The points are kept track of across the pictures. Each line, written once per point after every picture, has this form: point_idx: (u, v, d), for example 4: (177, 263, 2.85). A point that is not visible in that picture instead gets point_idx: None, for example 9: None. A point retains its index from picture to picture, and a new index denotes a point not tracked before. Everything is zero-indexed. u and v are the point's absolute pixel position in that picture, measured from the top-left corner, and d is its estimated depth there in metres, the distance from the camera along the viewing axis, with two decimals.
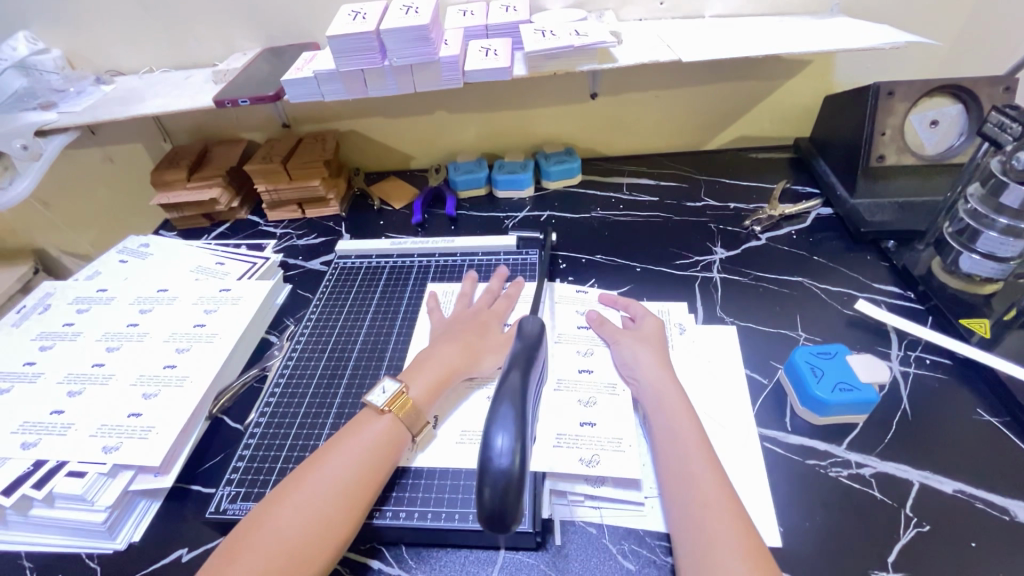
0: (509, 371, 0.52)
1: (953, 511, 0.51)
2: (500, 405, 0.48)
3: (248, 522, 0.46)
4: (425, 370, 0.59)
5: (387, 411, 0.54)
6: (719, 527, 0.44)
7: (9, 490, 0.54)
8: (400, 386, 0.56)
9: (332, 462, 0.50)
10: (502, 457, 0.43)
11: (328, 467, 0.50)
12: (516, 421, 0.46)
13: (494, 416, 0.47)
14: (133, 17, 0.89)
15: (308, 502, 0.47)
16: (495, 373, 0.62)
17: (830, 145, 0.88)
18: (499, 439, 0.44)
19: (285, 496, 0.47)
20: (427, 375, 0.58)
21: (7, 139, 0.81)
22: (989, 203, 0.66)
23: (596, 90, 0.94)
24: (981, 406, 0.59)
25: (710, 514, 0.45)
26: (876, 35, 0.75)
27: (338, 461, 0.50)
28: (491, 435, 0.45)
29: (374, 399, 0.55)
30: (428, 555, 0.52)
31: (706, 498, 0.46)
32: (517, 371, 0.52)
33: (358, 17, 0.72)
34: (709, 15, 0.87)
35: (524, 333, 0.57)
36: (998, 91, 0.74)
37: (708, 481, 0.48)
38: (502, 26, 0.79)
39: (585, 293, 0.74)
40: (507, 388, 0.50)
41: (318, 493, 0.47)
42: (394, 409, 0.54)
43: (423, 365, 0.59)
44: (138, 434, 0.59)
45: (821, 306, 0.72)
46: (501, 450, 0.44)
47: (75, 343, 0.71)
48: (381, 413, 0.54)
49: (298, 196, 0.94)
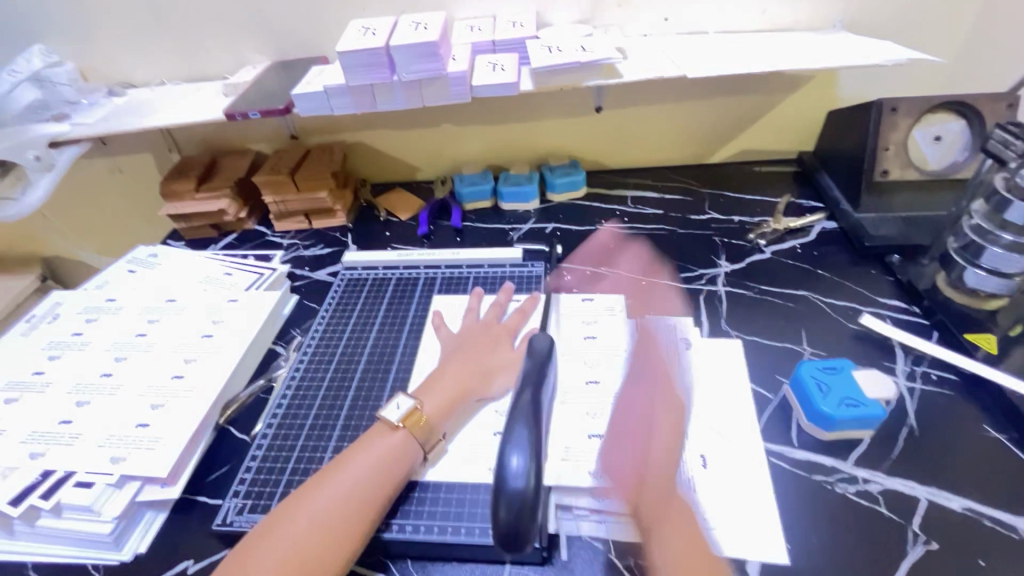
0: (521, 391, 0.52)
1: (959, 528, 0.51)
2: (515, 424, 0.47)
3: (263, 529, 0.47)
4: (440, 385, 0.59)
5: (402, 427, 0.54)
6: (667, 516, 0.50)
7: (17, 499, 0.54)
8: (414, 402, 0.56)
9: (347, 472, 0.50)
10: (518, 478, 0.43)
11: (343, 478, 0.50)
12: (530, 440, 0.46)
13: (510, 435, 0.46)
14: (146, 30, 0.90)
15: (323, 511, 0.47)
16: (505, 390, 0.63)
17: (835, 159, 0.88)
18: (514, 459, 0.44)
19: (302, 504, 0.48)
20: (441, 391, 0.58)
21: (21, 150, 0.83)
22: (993, 220, 0.67)
23: (601, 104, 0.96)
24: (987, 422, 0.59)
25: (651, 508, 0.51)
26: (879, 52, 0.76)
27: (353, 472, 0.50)
28: (507, 455, 0.45)
29: (389, 414, 0.55)
30: (434, 569, 0.51)
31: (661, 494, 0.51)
32: (528, 389, 0.51)
33: (368, 33, 0.74)
34: (713, 31, 0.88)
35: (532, 351, 0.57)
36: (1000, 108, 0.74)
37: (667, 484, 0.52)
38: (509, 41, 0.80)
39: (591, 301, 0.75)
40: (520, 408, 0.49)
41: (333, 503, 0.48)
42: (408, 425, 0.54)
43: (437, 381, 0.59)
44: (145, 444, 0.59)
45: (827, 320, 0.72)
46: (517, 469, 0.44)
47: (83, 353, 0.71)
48: (395, 428, 0.54)
49: (305, 207, 0.95)
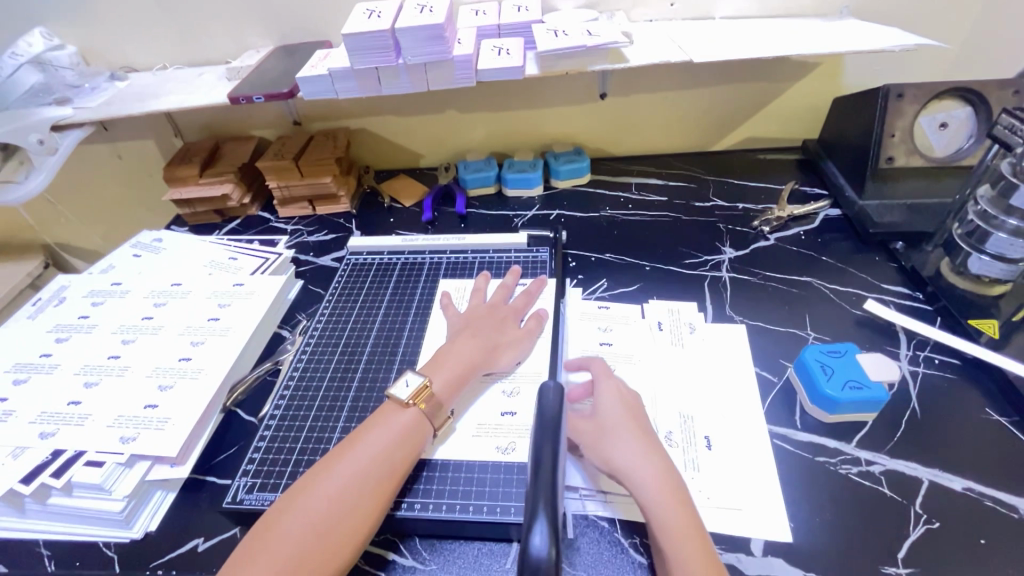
0: (540, 442, 0.39)
1: (961, 509, 0.51)
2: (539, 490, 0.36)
3: (281, 504, 0.48)
4: (447, 364, 0.59)
5: (412, 405, 0.54)
6: (603, 440, 0.52)
7: (28, 478, 0.55)
8: (422, 380, 0.56)
9: (361, 450, 0.51)
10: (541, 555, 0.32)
11: (357, 453, 0.51)
12: (539, 506, 0.34)
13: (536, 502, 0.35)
14: (148, 13, 0.90)
15: (339, 486, 0.48)
16: (512, 368, 0.64)
17: (839, 146, 0.88)
18: (537, 533, 0.32)
19: (319, 478, 0.49)
20: (449, 369, 0.59)
21: (23, 134, 0.82)
22: (998, 205, 0.67)
23: (606, 91, 0.95)
24: (989, 406, 0.60)
25: (630, 452, 0.50)
26: (887, 37, 0.75)
27: (366, 449, 0.51)
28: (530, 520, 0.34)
29: (398, 392, 0.55)
30: (441, 547, 0.52)
31: (627, 473, 0.49)
32: (548, 444, 0.39)
33: (373, 15, 0.74)
34: (719, 16, 0.88)
35: (540, 412, 0.42)
36: (1006, 95, 0.75)
37: (673, 516, 0.46)
38: (515, 25, 0.79)
39: (606, 309, 0.73)
40: (542, 486, 0.36)
41: (350, 477, 0.49)
42: (418, 402, 0.55)
43: (445, 358, 0.60)
44: (154, 425, 0.59)
45: (830, 306, 0.72)
46: (539, 551, 0.32)
47: (90, 335, 0.72)
48: (405, 406, 0.54)
49: (309, 193, 0.95)
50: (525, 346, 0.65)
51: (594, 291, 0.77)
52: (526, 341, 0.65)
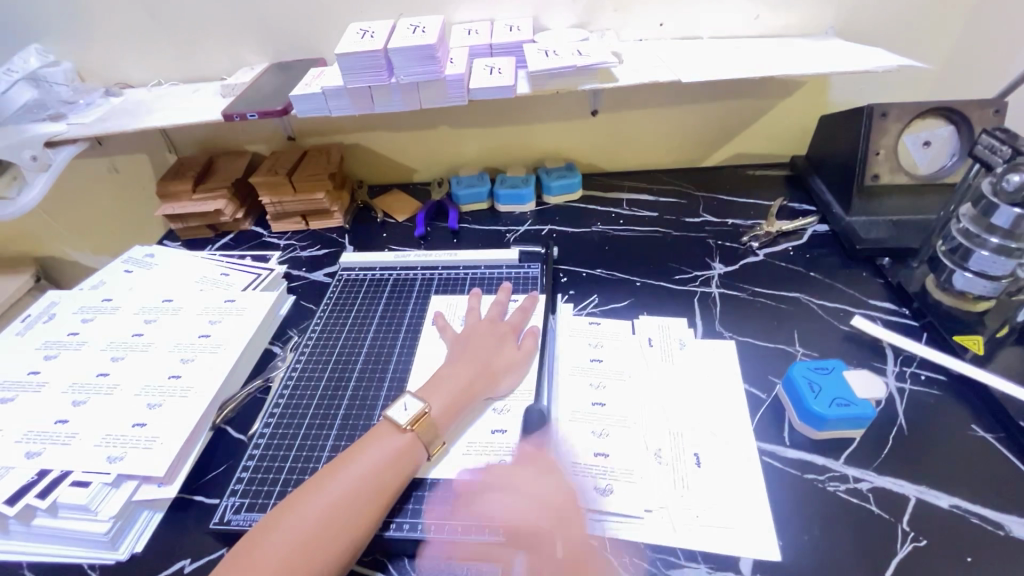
0: None
1: (948, 526, 0.52)
2: None
3: (266, 522, 0.47)
4: (445, 386, 0.59)
5: (410, 430, 0.55)
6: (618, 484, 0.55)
7: (12, 499, 0.54)
8: (422, 406, 0.56)
9: (351, 470, 0.51)
10: None
11: (347, 473, 0.50)
12: None
13: None
14: (144, 31, 0.91)
15: (326, 505, 0.48)
16: (509, 390, 0.64)
17: (828, 162, 0.89)
18: None
19: (307, 496, 0.49)
20: (446, 391, 0.59)
21: (15, 150, 0.83)
22: (980, 223, 0.67)
23: (596, 108, 0.97)
24: (975, 422, 0.60)
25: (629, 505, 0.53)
26: (872, 57, 0.77)
27: (356, 469, 0.51)
28: None
29: (397, 416, 0.55)
30: (431, 567, 0.52)
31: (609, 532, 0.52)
32: None
33: (366, 35, 0.75)
34: (707, 36, 0.89)
35: None
36: (987, 114, 0.76)
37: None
38: (506, 45, 0.81)
39: (598, 326, 0.73)
40: None
41: (337, 498, 0.48)
42: (416, 429, 0.55)
43: (443, 382, 0.60)
44: (141, 444, 0.59)
45: (819, 322, 0.73)
46: None
47: (79, 352, 0.71)
48: (402, 431, 0.54)
49: (301, 209, 0.95)
50: (520, 365, 0.65)
51: (584, 307, 0.77)
52: (520, 360, 0.65)
